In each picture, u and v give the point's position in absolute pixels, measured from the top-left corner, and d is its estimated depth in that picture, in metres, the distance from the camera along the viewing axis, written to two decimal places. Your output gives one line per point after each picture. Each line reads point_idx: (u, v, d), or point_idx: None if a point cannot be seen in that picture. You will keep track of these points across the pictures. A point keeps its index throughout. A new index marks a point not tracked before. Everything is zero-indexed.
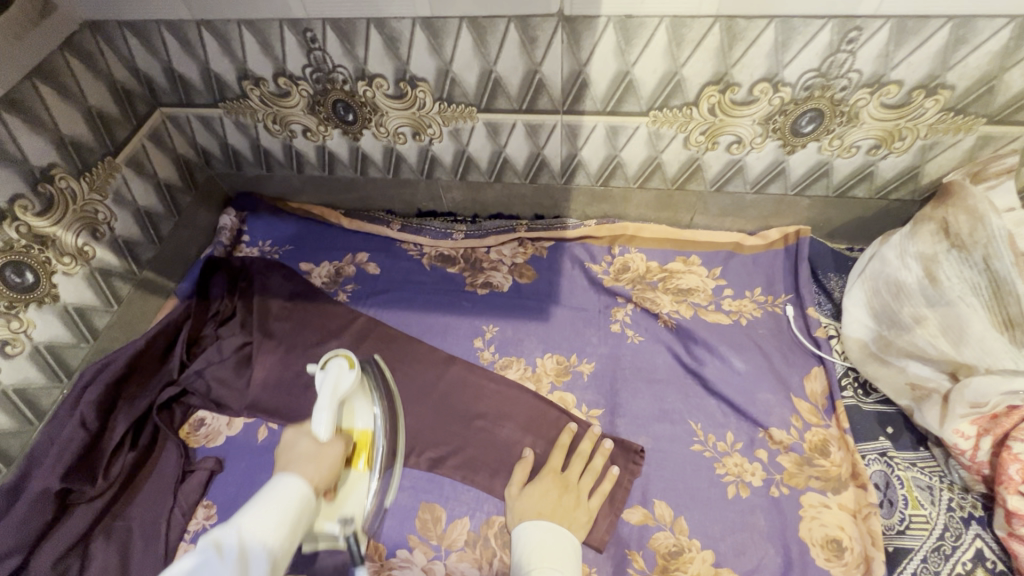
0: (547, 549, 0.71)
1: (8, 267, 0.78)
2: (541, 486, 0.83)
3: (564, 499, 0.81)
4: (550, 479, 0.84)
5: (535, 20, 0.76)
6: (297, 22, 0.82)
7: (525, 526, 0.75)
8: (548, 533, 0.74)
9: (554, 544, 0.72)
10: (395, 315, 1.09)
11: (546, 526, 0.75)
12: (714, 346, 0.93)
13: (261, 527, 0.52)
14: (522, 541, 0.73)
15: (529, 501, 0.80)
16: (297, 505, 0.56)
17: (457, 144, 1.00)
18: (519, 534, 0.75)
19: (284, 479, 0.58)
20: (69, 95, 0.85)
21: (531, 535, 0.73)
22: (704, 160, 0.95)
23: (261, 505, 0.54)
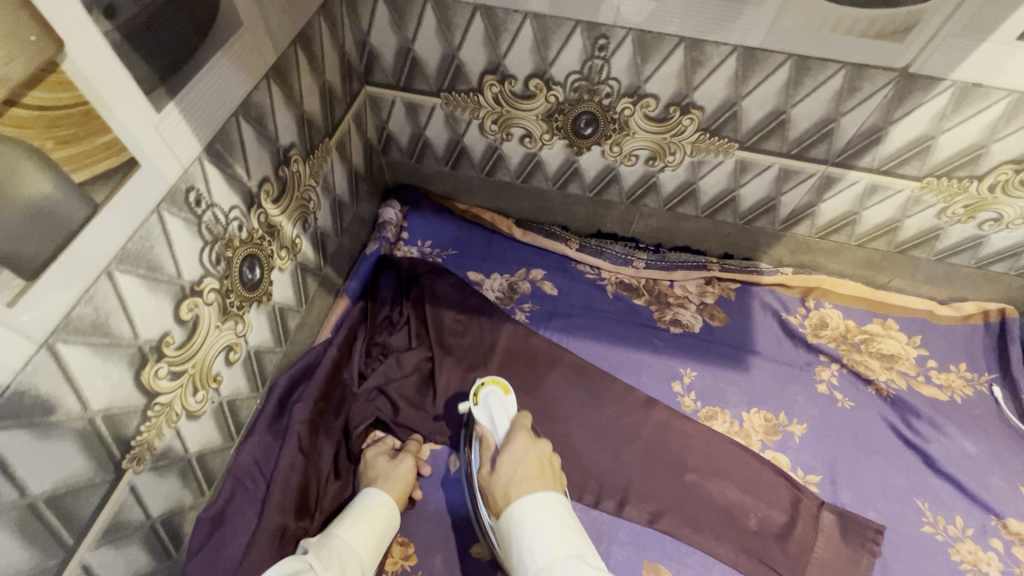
0: (552, 533, 0.62)
1: (246, 261, 0.67)
2: (517, 450, 0.73)
3: (544, 454, 0.73)
4: (524, 442, 0.74)
5: (872, 71, 0.71)
6: (596, 27, 0.74)
7: (526, 512, 0.65)
8: (546, 512, 0.64)
9: (555, 528, 0.63)
10: (581, 345, 1.01)
11: (536, 509, 0.65)
12: (938, 423, 0.91)
13: (355, 534, 0.67)
14: (521, 534, 0.63)
15: (514, 470, 0.70)
16: (385, 517, 0.70)
17: (690, 175, 0.93)
18: (514, 531, 0.64)
19: (367, 492, 0.73)
20: (314, 66, 0.74)
21: (530, 526, 0.63)
22: (947, 231, 0.92)
23: (351, 519, 0.68)
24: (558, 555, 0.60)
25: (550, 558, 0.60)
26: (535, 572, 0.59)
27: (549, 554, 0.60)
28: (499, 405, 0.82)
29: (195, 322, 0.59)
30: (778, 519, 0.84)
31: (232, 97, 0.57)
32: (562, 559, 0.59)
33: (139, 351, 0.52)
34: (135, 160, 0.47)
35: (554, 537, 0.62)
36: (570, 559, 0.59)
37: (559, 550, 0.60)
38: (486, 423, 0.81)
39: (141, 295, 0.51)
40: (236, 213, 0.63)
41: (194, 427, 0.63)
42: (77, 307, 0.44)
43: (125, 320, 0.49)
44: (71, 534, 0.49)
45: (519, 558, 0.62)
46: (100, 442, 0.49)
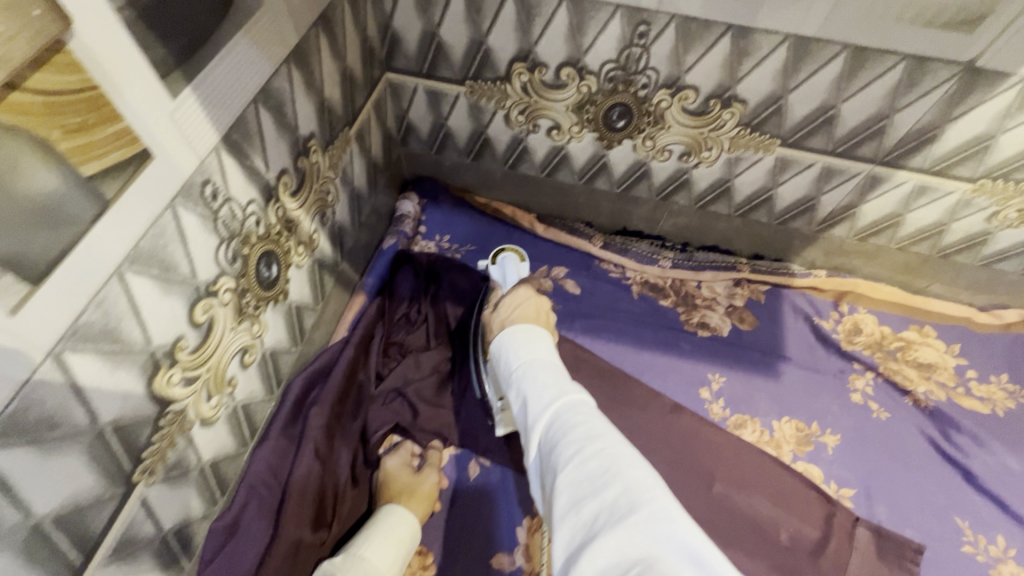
0: (534, 340, 0.61)
1: (263, 259, 0.63)
2: (517, 299, 0.72)
3: (543, 306, 0.71)
4: (525, 294, 0.73)
5: (934, 65, 0.66)
6: (637, 13, 0.69)
7: (509, 329, 0.64)
8: (529, 329, 0.63)
9: (541, 338, 0.62)
10: (604, 347, 0.97)
11: (525, 326, 0.64)
12: (979, 437, 0.88)
13: (381, 556, 0.64)
14: (505, 347, 0.62)
15: (510, 312, 0.70)
16: (408, 538, 0.68)
17: (725, 172, 0.88)
18: (500, 341, 0.64)
19: (390, 509, 0.70)
20: (336, 51, 0.69)
21: (513, 338, 0.62)
22: (995, 236, 0.87)
23: (378, 538, 0.66)
24: (537, 352, 0.59)
25: (527, 356, 0.58)
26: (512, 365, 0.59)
27: (529, 352, 0.59)
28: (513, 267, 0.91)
29: (210, 324, 0.55)
30: (811, 535, 0.81)
31: (251, 83, 0.53)
32: (542, 357, 0.58)
33: (151, 357, 0.48)
34: (146, 151, 0.42)
35: (537, 342, 0.61)
36: (549, 360, 0.58)
37: (538, 352, 0.59)
38: (498, 278, 0.90)
39: (153, 298, 0.47)
40: (254, 208, 0.59)
41: (208, 434, 0.60)
42: (85, 313, 0.40)
43: (136, 325, 0.46)
44: (80, 554, 0.46)
45: (501, 360, 0.62)
46: (110, 454, 0.46)
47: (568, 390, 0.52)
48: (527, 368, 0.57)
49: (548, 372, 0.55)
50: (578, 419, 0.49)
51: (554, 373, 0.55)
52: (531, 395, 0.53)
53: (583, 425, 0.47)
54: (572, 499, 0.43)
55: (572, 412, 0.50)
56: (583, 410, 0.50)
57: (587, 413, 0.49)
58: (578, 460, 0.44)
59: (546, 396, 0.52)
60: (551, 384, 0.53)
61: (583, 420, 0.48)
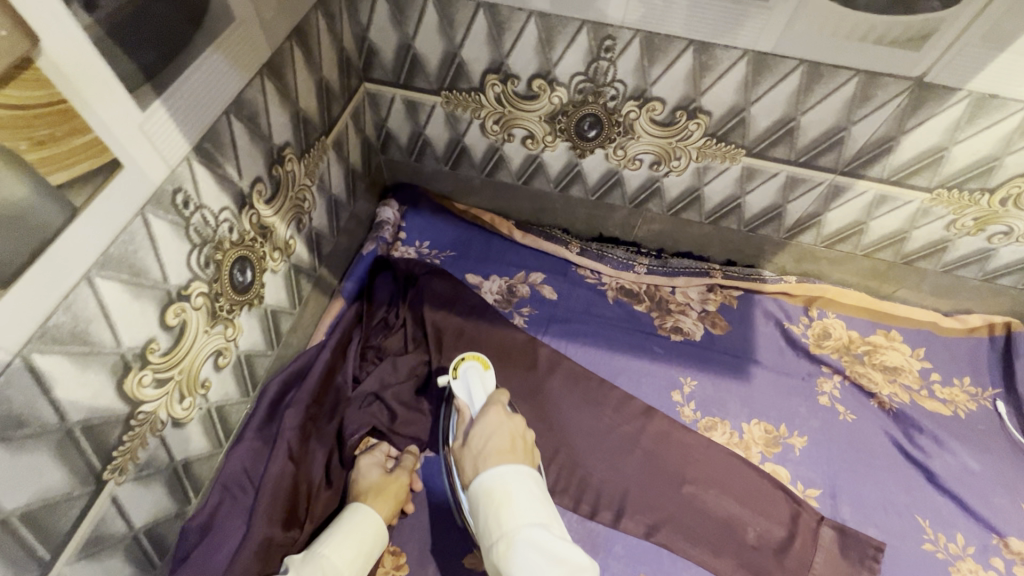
0: (519, 502, 0.64)
1: (236, 264, 0.65)
2: (490, 424, 0.72)
3: (517, 429, 0.73)
4: (497, 417, 0.73)
5: (885, 79, 0.69)
6: (603, 28, 0.72)
7: (487, 482, 0.65)
8: (509, 485, 0.65)
9: (523, 494, 0.64)
10: (579, 352, 0.99)
11: (503, 475, 0.65)
12: (941, 438, 0.90)
13: (341, 556, 0.66)
14: (484, 504, 0.64)
15: (485, 442, 0.70)
16: (372, 537, 0.69)
17: (695, 181, 0.91)
18: (480, 495, 0.65)
19: (357, 508, 0.72)
20: (311, 63, 0.72)
21: (494, 497, 0.64)
22: (954, 243, 0.90)
23: (340, 537, 0.68)
24: (520, 521, 0.62)
25: (511, 527, 0.62)
26: (497, 535, 0.62)
27: (512, 522, 0.62)
28: (478, 381, 0.82)
29: (182, 327, 0.57)
30: (777, 534, 0.82)
31: (224, 94, 0.55)
32: (527, 527, 0.61)
33: (122, 359, 0.50)
34: (116, 162, 0.44)
35: (519, 503, 0.63)
36: (532, 528, 0.61)
37: (524, 517, 0.62)
38: (464, 397, 0.81)
39: (124, 301, 0.49)
40: (227, 214, 0.61)
41: (181, 435, 0.62)
42: (54, 316, 0.42)
43: (106, 327, 0.47)
44: (49, 549, 0.47)
45: (483, 517, 0.64)
46: (80, 453, 0.48)
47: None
48: (512, 544, 0.60)
49: (535, 549, 0.60)
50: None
51: (542, 552, 0.59)
52: None
53: None
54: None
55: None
56: None
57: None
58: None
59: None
60: (541, 572, 0.58)
61: None
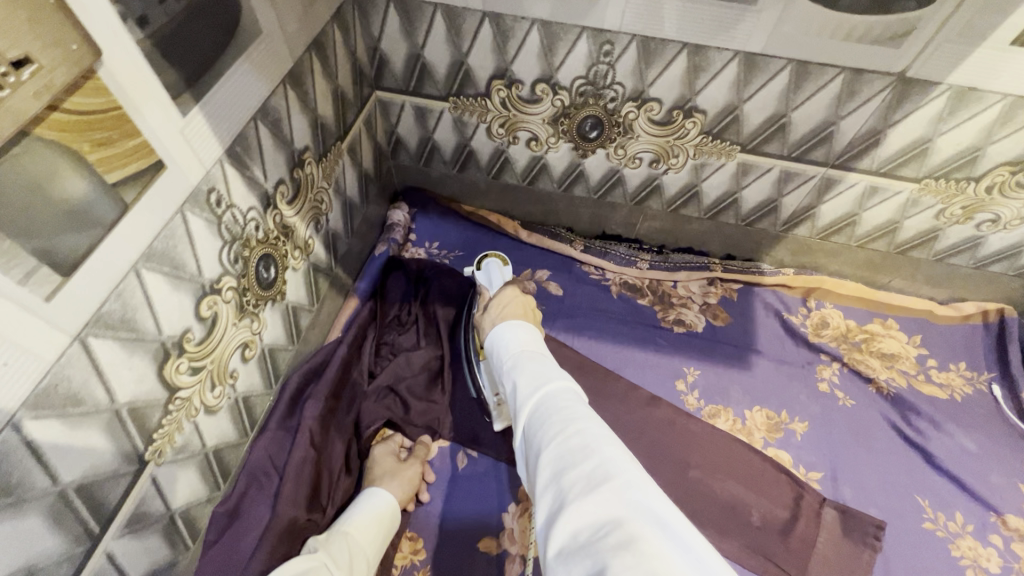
0: (525, 338, 0.68)
1: (261, 261, 0.69)
2: (505, 296, 0.80)
3: (529, 302, 0.80)
4: (511, 293, 0.80)
5: (870, 76, 0.73)
6: (601, 33, 0.76)
7: (501, 327, 0.71)
8: (521, 329, 0.70)
9: (530, 335, 0.69)
10: (585, 345, 1.02)
11: (517, 324, 0.71)
12: (938, 420, 0.93)
13: (362, 532, 0.70)
14: (498, 345, 0.69)
15: (500, 310, 0.77)
16: (389, 516, 0.74)
17: (693, 177, 0.95)
18: (494, 339, 0.70)
19: (373, 491, 0.76)
20: (328, 73, 0.76)
21: (506, 336, 0.69)
22: (945, 232, 0.94)
23: (360, 516, 0.72)
24: (527, 348, 0.66)
25: (517, 351, 0.65)
26: (506, 359, 0.65)
27: (519, 348, 0.66)
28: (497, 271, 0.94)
29: (214, 319, 0.61)
30: (780, 514, 0.85)
31: (251, 101, 0.59)
32: (530, 351, 0.65)
33: (162, 346, 0.54)
34: (160, 163, 0.48)
35: (526, 339, 0.68)
36: (538, 355, 0.64)
37: (529, 347, 0.66)
38: (484, 282, 0.93)
39: (164, 292, 0.53)
40: (253, 214, 0.65)
41: (212, 422, 0.66)
42: (106, 303, 0.46)
43: (150, 316, 0.51)
44: (98, 523, 0.51)
45: (496, 356, 0.69)
46: (125, 433, 0.51)
47: (553, 377, 0.59)
48: (516, 362, 0.64)
49: (538, 362, 0.62)
50: (555, 402, 0.55)
51: (539, 364, 0.62)
52: (519, 387, 0.59)
53: (565, 409, 0.53)
54: (553, 471, 0.48)
55: (552, 397, 0.56)
56: (565, 394, 0.57)
57: (571, 400, 0.55)
58: (559, 438, 0.50)
59: (536, 384, 0.58)
60: (535, 374, 0.60)
61: (567, 404, 0.54)
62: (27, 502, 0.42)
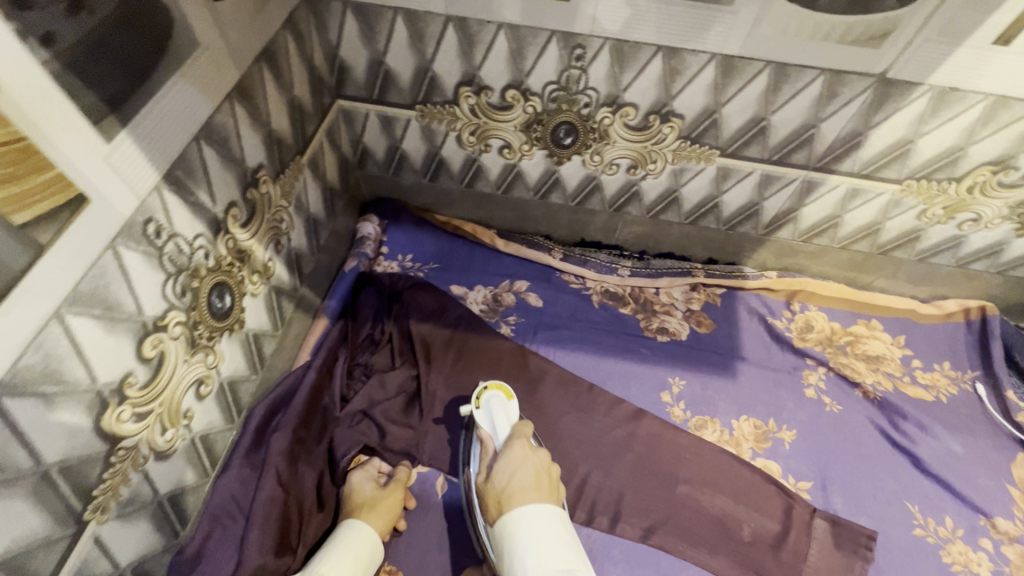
0: (549, 546, 0.62)
1: (214, 290, 0.64)
2: (516, 457, 0.72)
3: (542, 465, 0.72)
4: (521, 450, 0.73)
5: (850, 77, 0.71)
6: (572, 37, 0.73)
7: (525, 521, 0.64)
8: (546, 528, 0.64)
9: (555, 539, 0.63)
10: (568, 358, 0.98)
11: (540, 519, 0.65)
12: (925, 424, 0.92)
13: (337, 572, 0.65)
14: (518, 545, 0.63)
15: (511, 476, 0.70)
16: (367, 551, 0.69)
17: (672, 183, 0.92)
18: (509, 537, 0.64)
19: (351, 526, 0.72)
20: (282, 83, 0.71)
21: (530, 537, 0.63)
22: (927, 232, 0.93)
23: (335, 555, 0.67)
24: (556, 564, 0.61)
25: (545, 570, 0.60)
26: (529, 573, 0.60)
27: (546, 565, 0.60)
28: (501, 411, 0.81)
29: (160, 358, 0.56)
30: (771, 528, 0.83)
31: (192, 120, 0.54)
32: (558, 572, 0.60)
33: (98, 395, 0.49)
34: (82, 197, 0.44)
35: (548, 549, 0.62)
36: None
37: (553, 560, 0.61)
38: (487, 428, 0.80)
39: (97, 337, 0.48)
40: (202, 241, 0.60)
41: (164, 467, 0.61)
42: (23, 355, 0.41)
43: (79, 364, 0.46)
44: None
45: (513, 556, 0.63)
46: (57, 495, 0.46)
47: None
48: None
49: None
50: None
51: None
52: None
53: None
54: None
55: None
56: None
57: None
58: None
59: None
60: None
61: None
62: None
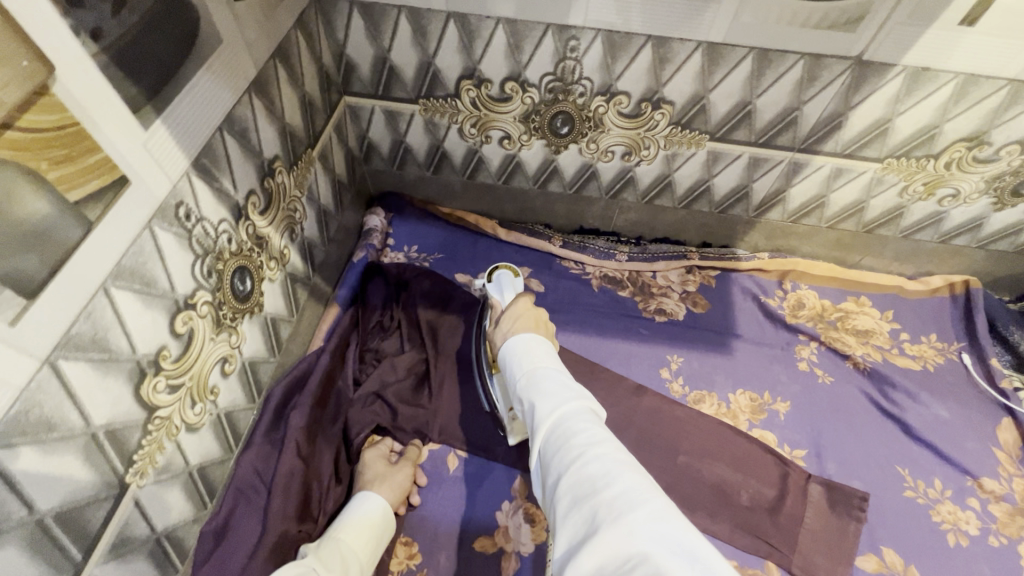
0: (538, 349, 0.66)
1: (236, 274, 0.68)
2: (515, 309, 0.76)
3: (541, 315, 0.76)
4: (523, 304, 0.77)
5: (829, 60, 0.75)
6: (566, 29, 0.77)
7: (512, 343, 0.69)
8: (531, 341, 0.68)
9: (542, 350, 0.66)
10: (570, 339, 1.02)
11: (526, 339, 0.68)
12: (913, 392, 0.96)
13: (354, 537, 0.69)
14: (510, 362, 0.67)
15: (511, 324, 0.74)
16: (381, 519, 0.73)
17: (665, 168, 0.96)
18: (506, 354, 0.68)
19: (364, 495, 0.75)
20: (294, 80, 0.75)
21: (517, 353, 0.67)
22: (910, 209, 0.97)
23: (352, 522, 0.71)
24: (540, 362, 0.63)
25: (530, 367, 0.63)
26: (518, 375, 0.64)
27: (531, 364, 0.64)
28: (508, 283, 0.89)
29: (190, 335, 0.60)
30: (768, 493, 0.87)
31: (216, 112, 0.59)
32: (542, 366, 0.63)
33: (137, 365, 0.53)
34: (124, 178, 0.47)
35: (538, 352, 0.65)
36: (550, 369, 0.62)
37: (540, 361, 0.64)
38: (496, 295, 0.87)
39: (136, 311, 0.52)
40: (225, 226, 0.64)
41: (194, 439, 0.64)
42: (76, 324, 0.45)
43: (122, 335, 0.50)
44: (81, 549, 0.50)
45: (508, 373, 0.67)
46: (103, 457, 0.50)
47: (568, 396, 0.57)
48: (529, 378, 0.62)
49: (552, 380, 0.60)
50: (574, 424, 0.54)
51: (554, 382, 0.60)
52: (536, 405, 0.58)
53: (582, 433, 0.52)
54: (572, 500, 0.48)
55: (571, 419, 0.55)
56: (581, 413, 0.56)
57: (582, 416, 0.55)
58: (579, 463, 0.49)
59: (551, 401, 0.57)
60: (551, 392, 0.58)
61: (586, 429, 0.53)
62: (5, 532, 0.41)
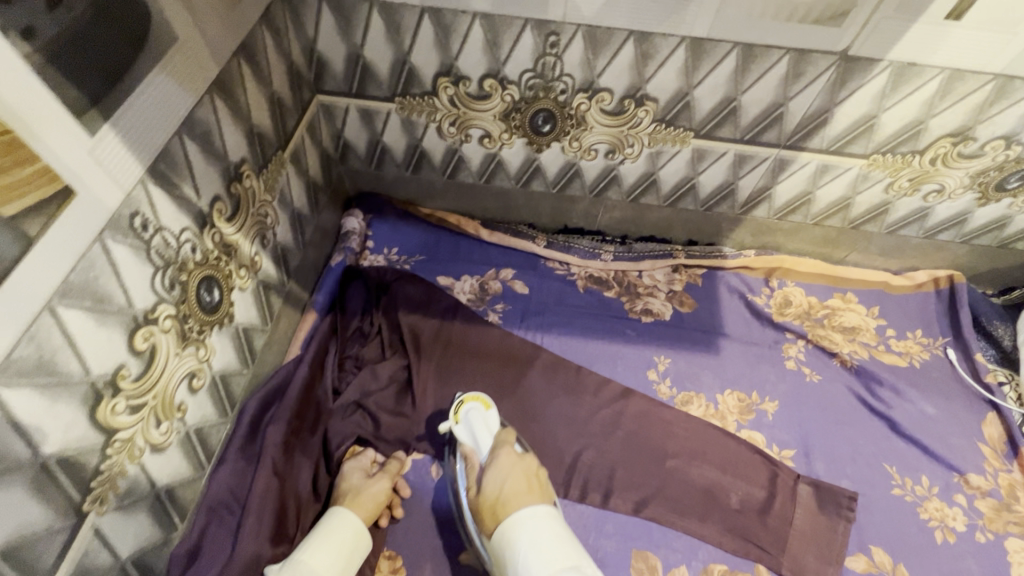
0: (549, 550, 0.63)
1: (202, 284, 0.64)
2: (503, 464, 0.74)
3: (530, 468, 0.74)
4: (509, 457, 0.75)
5: (814, 55, 0.73)
6: (546, 24, 0.74)
7: (518, 527, 0.65)
8: (539, 527, 0.65)
9: (554, 544, 0.64)
10: (556, 342, 1.00)
11: (531, 520, 0.66)
12: (899, 388, 0.96)
13: (318, 559, 0.66)
14: (516, 552, 0.63)
15: (501, 482, 0.72)
16: (350, 537, 0.70)
17: (650, 166, 0.94)
18: (511, 545, 0.64)
19: (335, 512, 0.72)
20: (261, 78, 0.72)
21: (526, 544, 0.63)
22: (895, 205, 0.96)
23: (318, 543, 0.68)
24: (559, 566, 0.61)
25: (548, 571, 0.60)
26: None
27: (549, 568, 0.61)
28: (481, 422, 0.82)
29: (152, 352, 0.57)
30: (757, 495, 0.86)
31: (173, 116, 0.55)
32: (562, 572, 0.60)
33: (92, 387, 0.50)
34: (69, 191, 0.44)
35: (551, 550, 0.63)
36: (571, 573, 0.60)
37: (555, 561, 0.61)
38: (469, 442, 0.80)
39: (89, 328, 0.48)
40: (188, 235, 0.61)
41: (160, 460, 0.61)
42: (18, 347, 0.42)
43: (73, 356, 0.47)
44: None
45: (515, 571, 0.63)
46: (57, 486, 0.47)
47: None
48: None
49: None
50: None
51: None
52: None
53: None
54: None
55: None
56: None
57: None
58: None
59: None
60: None
61: None
62: None
